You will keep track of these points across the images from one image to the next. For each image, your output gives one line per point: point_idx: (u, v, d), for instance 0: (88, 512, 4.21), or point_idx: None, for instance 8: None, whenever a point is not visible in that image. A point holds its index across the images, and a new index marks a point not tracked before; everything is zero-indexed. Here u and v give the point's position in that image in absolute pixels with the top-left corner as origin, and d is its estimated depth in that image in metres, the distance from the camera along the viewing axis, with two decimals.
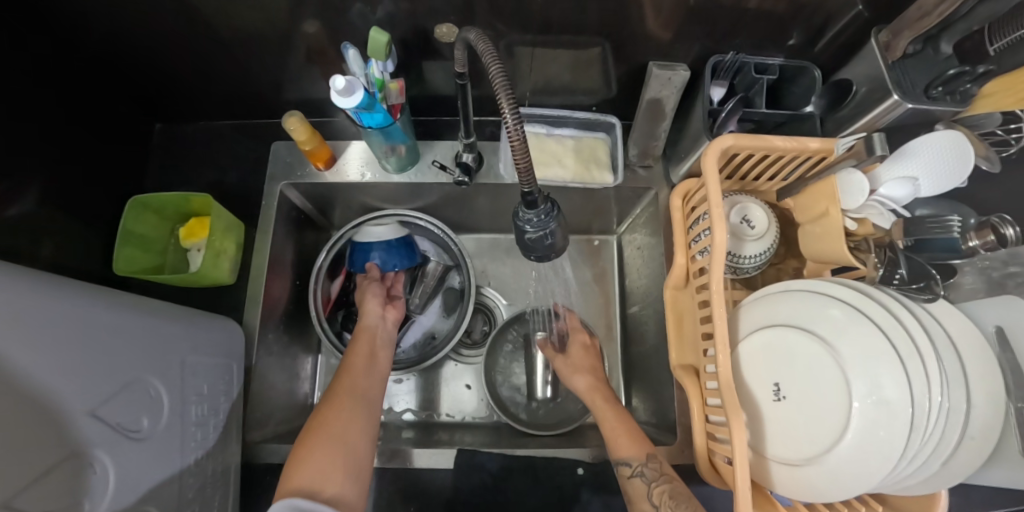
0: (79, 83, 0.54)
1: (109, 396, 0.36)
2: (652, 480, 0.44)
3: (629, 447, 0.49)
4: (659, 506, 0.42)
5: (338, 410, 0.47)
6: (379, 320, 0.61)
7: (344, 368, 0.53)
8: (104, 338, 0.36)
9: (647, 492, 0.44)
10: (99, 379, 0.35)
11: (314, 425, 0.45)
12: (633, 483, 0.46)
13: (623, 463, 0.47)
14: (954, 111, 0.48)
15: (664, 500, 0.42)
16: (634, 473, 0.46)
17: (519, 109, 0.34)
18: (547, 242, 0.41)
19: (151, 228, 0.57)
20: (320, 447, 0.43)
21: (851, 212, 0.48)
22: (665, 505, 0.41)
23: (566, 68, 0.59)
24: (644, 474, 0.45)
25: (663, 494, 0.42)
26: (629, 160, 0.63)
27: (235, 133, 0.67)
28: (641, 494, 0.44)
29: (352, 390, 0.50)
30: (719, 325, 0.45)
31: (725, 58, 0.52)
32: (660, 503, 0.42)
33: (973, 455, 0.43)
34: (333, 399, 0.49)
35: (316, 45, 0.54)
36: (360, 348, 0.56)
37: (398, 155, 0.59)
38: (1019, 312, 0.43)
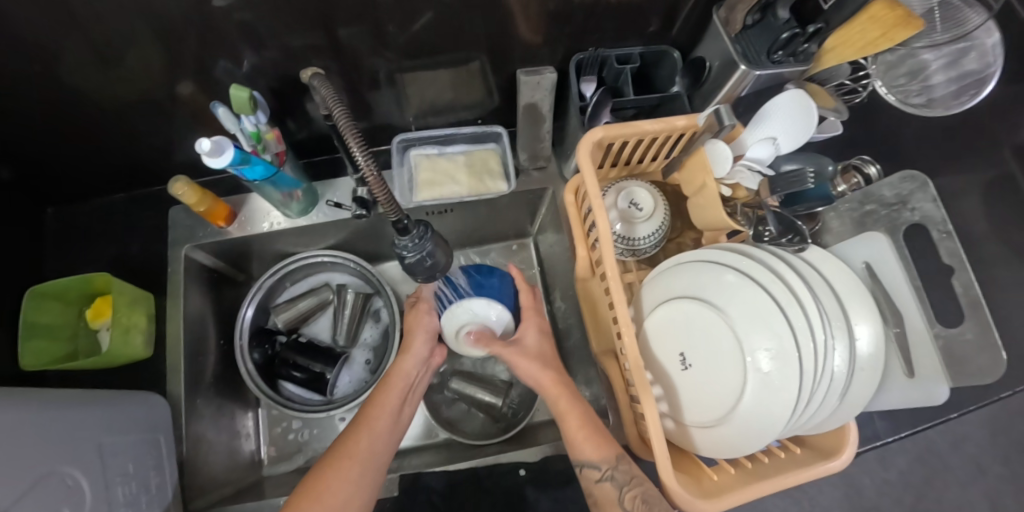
0: None
1: (26, 490, 0.35)
2: (624, 484, 0.45)
3: (595, 451, 0.46)
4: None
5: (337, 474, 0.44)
6: (418, 365, 0.56)
7: (361, 421, 0.49)
8: (13, 433, 0.36)
9: (618, 496, 0.45)
10: (14, 476, 0.35)
11: (314, 486, 0.43)
12: (602, 486, 0.46)
13: (589, 467, 0.46)
14: (799, 71, 0.52)
15: (637, 505, 0.44)
16: (601, 478, 0.46)
17: (371, 149, 0.35)
18: (428, 263, 0.41)
19: (55, 316, 0.56)
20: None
21: (725, 180, 0.51)
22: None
23: (445, 87, 0.60)
24: (614, 478, 0.46)
25: (635, 500, 0.44)
26: (523, 165, 0.65)
27: (133, 205, 0.66)
28: (612, 499, 0.45)
29: (362, 456, 0.46)
30: (619, 308, 0.47)
31: (585, 55, 0.55)
32: (632, 508, 0.44)
33: (867, 385, 0.45)
34: (336, 460, 0.45)
35: (190, 106, 0.54)
36: (391, 394, 0.52)
37: (297, 200, 0.60)
38: (883, 250, 0.46)
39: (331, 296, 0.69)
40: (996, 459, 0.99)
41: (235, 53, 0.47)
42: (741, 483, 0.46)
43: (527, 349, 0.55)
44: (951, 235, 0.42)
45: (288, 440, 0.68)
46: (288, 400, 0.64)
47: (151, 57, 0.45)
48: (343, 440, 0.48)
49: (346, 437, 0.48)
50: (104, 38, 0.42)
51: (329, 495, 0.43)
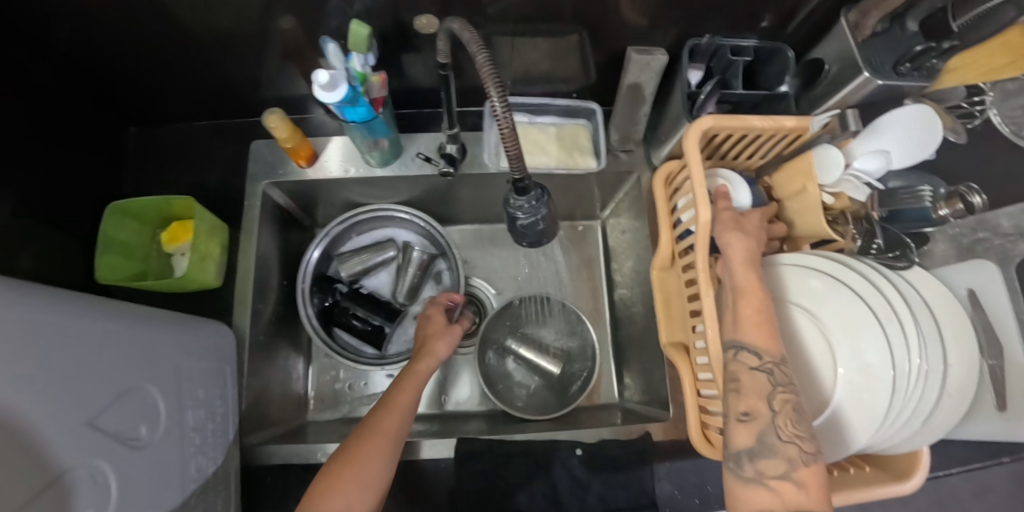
0: (53, 92, 0.52)
1: (104, 404, 0.35)
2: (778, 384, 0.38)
3: (759, 337, 0.39)
4: (780, 414, 0.38)
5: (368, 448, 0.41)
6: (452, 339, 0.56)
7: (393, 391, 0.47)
8: (98, 346, 0.35)
9: (768, 392, 0.38)
10: (94, 388, 0.34)
11: (349, 460, 0.40)
12: (753, 374, 0.38)
13: (745, 350, 0.39)
14: (922, 87, 0.49)
15: (788, 410, 0.38)
16: (760, 366, 0.38)
17: (506, 94, 0.35)
18: (539, 228, 0.41)
19: (131, 234, 0.56)
20: (351, 484, 0.39)
21: (828, 187, 0.49)
22: (790, 418, 0.38)
23: (545, 56, 0.59)
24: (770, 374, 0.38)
25: (787, 403, 0.38)
26: (611, 145, 0.64)
27: (213, 134, 0.65)
28: (762, 389, 0.38)
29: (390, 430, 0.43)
30: (707, 301, 0.46)
31: (702, 41, 0.53)
32: (782, 412, 0.38)
33: (953, 411, 0.44)
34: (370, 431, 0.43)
35: (292, 40, 0.53)
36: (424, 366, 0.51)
37: (381, 149, 0.58)
38: (994, 279, 0.45)
39: (395, 253, 0.69)
40: None
41: None
42: None
43: (734, 243, 0.44)
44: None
45: (335, 389, 0.68)
46: (345, 349, 0.64)
47: None
48: (369, 421, 0.44)
49: (374, 416, 0.44)
50: None
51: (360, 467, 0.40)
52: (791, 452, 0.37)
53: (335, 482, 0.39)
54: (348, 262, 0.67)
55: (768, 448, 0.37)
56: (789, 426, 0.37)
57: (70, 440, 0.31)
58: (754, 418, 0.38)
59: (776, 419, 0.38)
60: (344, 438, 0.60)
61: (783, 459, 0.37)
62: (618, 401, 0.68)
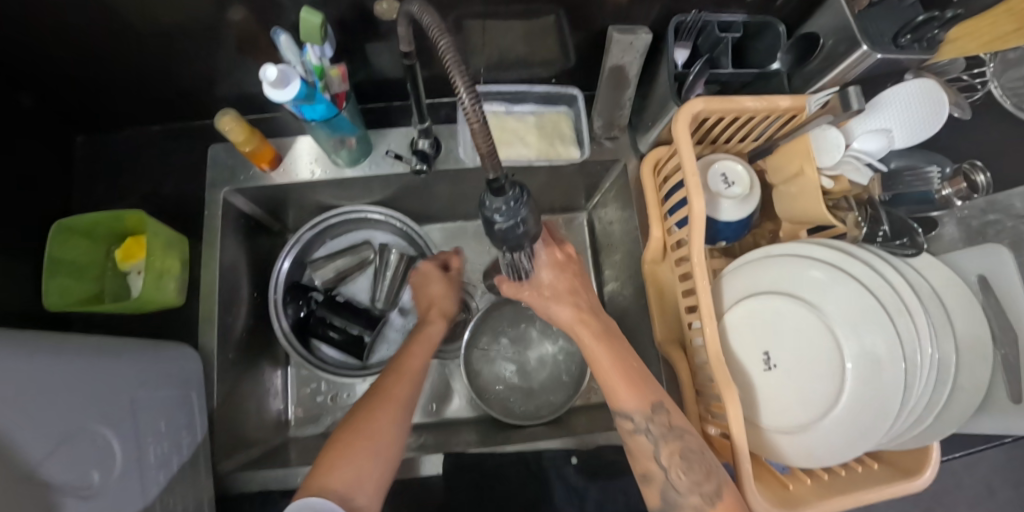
0: None
1: (51, 451, 0.31)
2: (660, 438, 0.41)
3: (633, 397, 0.43)
4: (670, 469, 0.41)
5: (388, 403, 0.43)
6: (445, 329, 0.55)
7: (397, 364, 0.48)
8: (36, 390, 0.31)
9: (655, 451, 0.42)
10: (32, 439, 0.30)
11: (358, 422, 0.41)
12: (636, 438, 0.42)
13: (624, 417, 0.43)
14: (922, 59, 0.45)
15: (675, 462, 0.40)
16: (636, 430, 0.42)
17: (476, 86, 0.29)
18: (520, 231, 0.37)
19: (83, 253, 0.51)
20: (364, 449, 0.39)
21: (828, 170, 0.46)
22: (677, 468, 0.40)
23: (521, 40, 0.54)
24: (649, 431, 0.42)
25: (674, 455, 0.40)
26: (594, 132, 0.60)
27: (169, 139, 0.60)
28: (645, 452, 0.42)
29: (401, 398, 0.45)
30: (703, 296, 0.44)
31: (688, 17, 0.49)
32: (670, 464, 0.41)
33: (966, 401, 0.42)
34: (380, 398, 0.44)
35: (244, 33, 0.48)
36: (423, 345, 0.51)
37: (349, 147, 0.54)
38: (1000, 262, 0.42)
39: (372, 255, 0.66)
40: (1010, 482, 0.97)
41: None
42: (818, 492, 0.44)
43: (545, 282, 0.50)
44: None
45: (316, 403, 0.65)
46: (325, 362, 0.61)
47: None
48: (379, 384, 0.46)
49: (386, 380, 0.46)
50: None
51: (372, 429, 0.41)
52: (694, 502, 0.39)
53: (342, 454, 0.39)
54: (322, 267, 0.64)
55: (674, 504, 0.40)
56: (683, 478, 0.40)
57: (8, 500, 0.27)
58: (652, 478, 0.42)
59: (668, 473, 0.41)
60: None
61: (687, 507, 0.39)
62: None
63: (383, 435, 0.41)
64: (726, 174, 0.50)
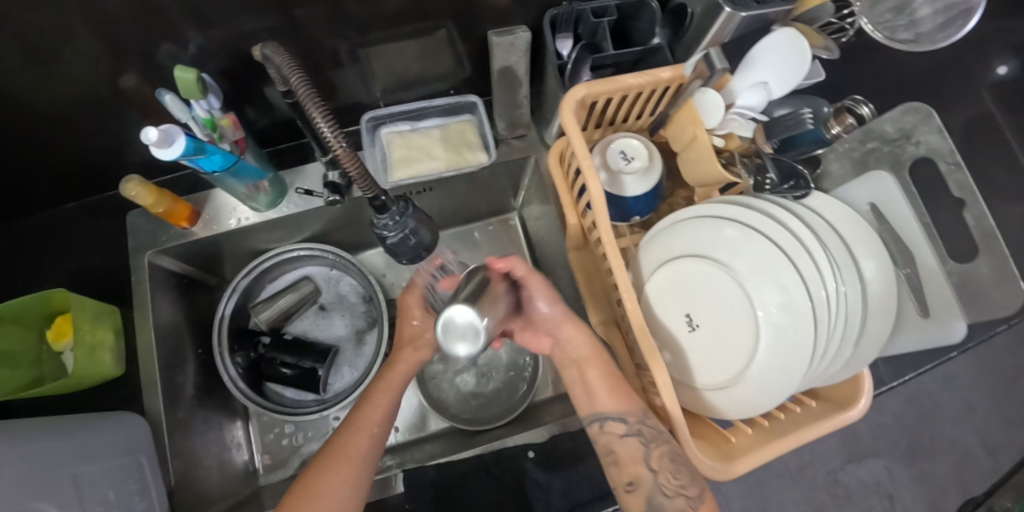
0: None
1: None
2: (651, 441, 0.42)
3: (616, 403, 0.45)
4: (659, 471, 0.41)
5: (343, 464, 0.42)
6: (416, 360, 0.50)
7: (353, 418, 0.45)
8: None
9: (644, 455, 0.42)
10: None
11: (313, 492, 0.40)
12: (626, 442, 0.43)
13: (611, 420, 0.44)
14: (786, 10, 0.48)
15: (665, 465, 0.41)
16: (626, 433, 0.43)
17: (339, 126, 0.33)
18: (412, 242, 0.39)
19: (11, 340, 0.50)
20: None
21: (716, 130, 0.48)
22: (666, 472, 0.41)
23: (412, 59, 0.56)
24: (640, 433, 0.43)
25: (663, 457, 0.41)
26: (503, 135, 0.62)
27: (88, 213, 0.61)
28: (635, 456, 0.43)
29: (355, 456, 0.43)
30: (618, 273, 0.44)
31: (561, 10, 0.51)
32: (660, 468, 0.42)
33: (879, 329, 0.44)
34: (332, 464, 0.42)
35: (134, 99, 0.49)
36: (382, 393, 0.47)
37: (263, 191, 0.55)
38: (888, 189, 0.44)
39: (312, 291, 0.66)
40: (985, 395, 0.99)
41: (176, 33, 0.41)
42: (759, 440, 0.44)
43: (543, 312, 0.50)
44: (961, 167, 0.38)
45: (283, 446, 0.65)
46: (282, 404, 0.61)
47: (82, 49, 0.40)
48: (337, 439, 0.44)
49: (343, 433, 0.44)
50: (27, 29, 0.36)
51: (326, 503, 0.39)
52: (679, 505, 0.41)
53: None
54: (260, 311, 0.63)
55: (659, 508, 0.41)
56: (671, 481, 0.41)
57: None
58: (639, 484, 0.42)
59: (656, 477, 0.42)
60: None
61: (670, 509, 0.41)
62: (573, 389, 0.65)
63: (340, 502, 0.40)
64: (624, 151, 0.51)
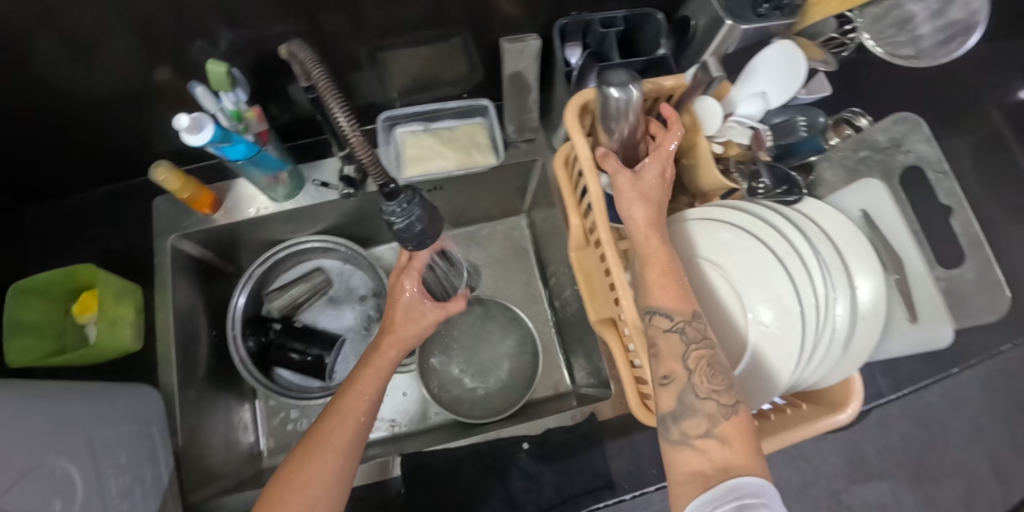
0: None
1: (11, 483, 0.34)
2: (692, 341, 0.39)
3: (670, 301, 0.40)
4: (694, 371, 0.38)
5: (344, 426, 0.44)
6: (421, 327, 0.51)
7: (341, 396, 0.46)
8: None
9: (683, 352, 0.39)
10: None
11: (294, 478, 0.41)
12: (667, 337, 0.39)
13: (659, 314, 0.40)
14: (786, 24, 0.50)
15: (702, 367, 0.38)
16: (671, 327, 0.39)
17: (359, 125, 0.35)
18: (418, 229, 0.40)
19: (40, 313, 0.54)
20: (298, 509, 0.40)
21: (715, 137, 0.50)
22: (703, 372, 0.38)
23: (426, 63, 0.59)
24: (683, 331, 0.39)
25: (703, 358, 0.39)
26: (511, 137, 0.64)
27: (116, 198, 0.65)
28: (676, 350, 0.38)
29: (340, 439, 0.44)
30: (615, 270, 0.46)
31: (569, 20, 0.54)
32: (697, 369, 0.39)
33: (870, 336, 0.44)
34: (315, 446, 0.43)
35: (167, 91, 0.52)
36: (372, 370, 0.48)
37: (282, 183, 0.59)
38: (879, 196, 0.45)
39: (323, 282, 0.69)
40: (997, 421, 0.97)
41: (210, 32, 0.45)
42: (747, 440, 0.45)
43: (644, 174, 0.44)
44: (948, 175, 0.43)
45: (287, 430, 0.67)
46: (288, 389, 0.63)
47: (123, 43, 0.43)
48: (323, 420, 0.45)
49: (342, 396, 0.46)
50: (78, 23, 0.40)
51: (309, 484, 0.41)
52: (709, 409, 0.37)
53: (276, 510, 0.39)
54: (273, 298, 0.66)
55: (688, 407, 0.37)
56: (704, 384, 0.38)
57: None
58: (672, 379, 0.38)
59: (691, 377, 0.38)
60: None
61: (702, 413, 0.37)
62: (571, 388, 0.66)
63: (338, 462, 0.43)
64: None
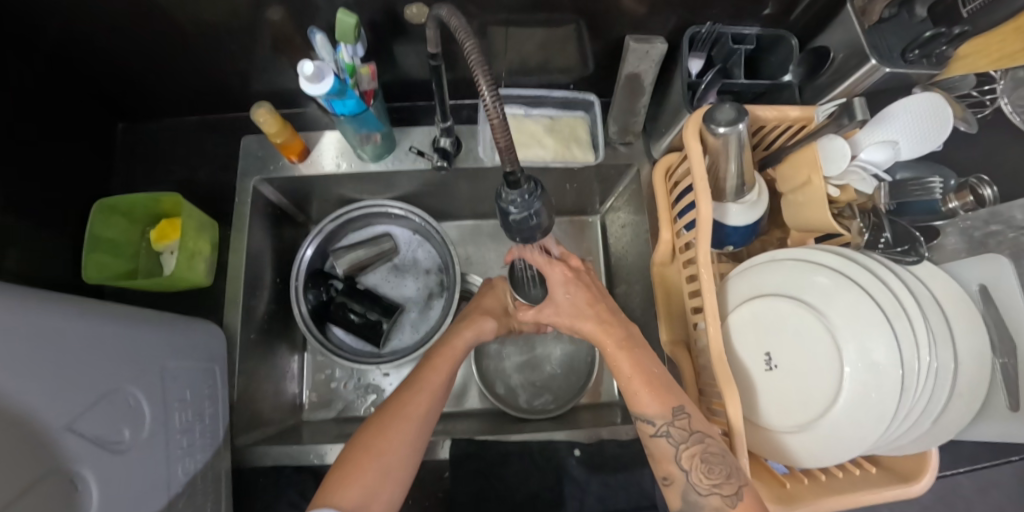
0: (40, 96, 0.51)
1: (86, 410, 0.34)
2: (681, 442, 0.40)
3: (655, 404, 0.42)
4: (691, 471, 0.40)
5: (420, 396, 0.45)
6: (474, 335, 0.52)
7: (419, 375, 0.47)
8: (81, 348, 0.34)
9: (676, 455, 0.41)
10: (82, 391, 0.34)
11: (371, 445, 0.41)
12: (657, 442, 0.42)
13: (644, 421, 0.42)
14: (931, 74, 0.47)
15: (696, 464, 0.39)
16: (657, 433, 0.41)
17: (497, 87, 0.33)
18: (533, 223, 0.39)
19: (121, 231, 0.54)
20: (369, 473, 0.40)
21: (834, 179, 0.48)
22: (699, 471, 0.39)
23: (540, 46, 0.57)
24: (670, 434, 0.41)
25: (695, 458, 0.40)
26: (609, 138, 0.63)
27: (203, 130, 0.64)
28: (667, 455, 0.41)
29: (414, 415, 0.44)
30: (708, 296, 0.45)
31: (702, 29, 0.51)
32: (693, 467, 0.40)
33: (961, 411, 0.43)
34: (390, 415, 0.43)
35: (281, 31, 0.51)
36: (445, 357, 0.49)
37: (373, 143, 0.57)
38: (999, 274, 0.43)
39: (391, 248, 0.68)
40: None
41: None
42: (814, 493, 0.45)
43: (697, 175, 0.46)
44: None
45: (330, 387, 0.67)
46: (342, 349, 0.63)
47: None
48: (399, 396, 0.45)
49: (420, 371, 0.48)
50: None
51: (383, 450, 0.41)
52: (714, 503, 0.38)
53: (353, 470, 0.40)
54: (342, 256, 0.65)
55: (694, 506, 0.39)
56: (705, 479, 0.39)
57: (29, 447, 0.29)
58: (673, 481, 0.41)
59: (690, 475, 0.40)
60: (338, 437, 0.59)
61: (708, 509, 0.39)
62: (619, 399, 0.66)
63: (414, 432, 0.43)
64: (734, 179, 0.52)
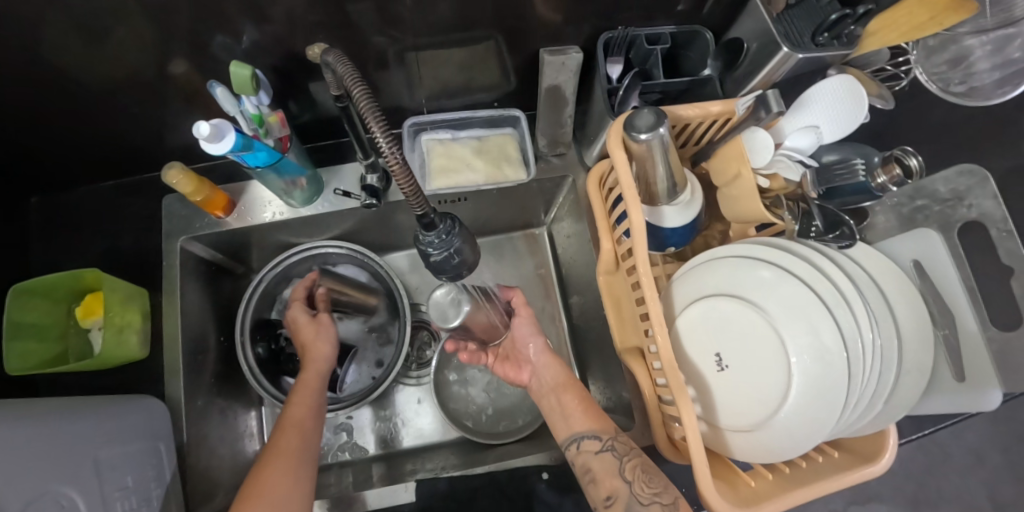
0: None
1: None
2: (623, 454, 0.42)
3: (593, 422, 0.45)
4: (632, 482, 0.40)
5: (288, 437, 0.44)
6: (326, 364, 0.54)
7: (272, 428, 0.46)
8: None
9: (619, 469, 0.42)
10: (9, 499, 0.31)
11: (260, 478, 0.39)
12: (601, 458, 0.43)
13: (587, 438, 0.44)
14: (844, 54, 0.47)
15: (638, 474, 0.41)
16: (601, 449, 0.43)
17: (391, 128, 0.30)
18: (455, 262, 0.38)
19: (42, 315, 0.51)
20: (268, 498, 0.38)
21: (761, 169, 0.47)
22: (640, 481, 0.40)
23: (459, 68, 0.55)
24: (613, 448, 0.43)
25: (636, 469, 0.41)
26: (542, 151, 0.62)
27: (124, 193, 0.61)
28: (609, 470, 0.42)
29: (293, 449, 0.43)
30: (652, 305, 0.43)
31: (615, 34, 0.51)
32: (635, 478, 0.41)
33: (910, 386, 0.44)
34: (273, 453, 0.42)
35: (183, 86, 0.48)
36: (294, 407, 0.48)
37: (300, 188, 0.55)
38: (930, 248, 0.45)
39: None
40: (1001, 451, 0.97)
41: (234, 25, 0.41)
42: (782, 488, 0.44)
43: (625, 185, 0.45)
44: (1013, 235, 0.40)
45: None
46: None
47: (138, 32, 0.40)
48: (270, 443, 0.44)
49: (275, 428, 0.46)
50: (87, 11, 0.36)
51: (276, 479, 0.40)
52: None
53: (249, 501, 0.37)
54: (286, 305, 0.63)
55: None
56: (645, 489, 0.40)
57: None
58: (615, 500, 0.40)
59: (631, 487, 0.40)
60: None
61: None
62: None
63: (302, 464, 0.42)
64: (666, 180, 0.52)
